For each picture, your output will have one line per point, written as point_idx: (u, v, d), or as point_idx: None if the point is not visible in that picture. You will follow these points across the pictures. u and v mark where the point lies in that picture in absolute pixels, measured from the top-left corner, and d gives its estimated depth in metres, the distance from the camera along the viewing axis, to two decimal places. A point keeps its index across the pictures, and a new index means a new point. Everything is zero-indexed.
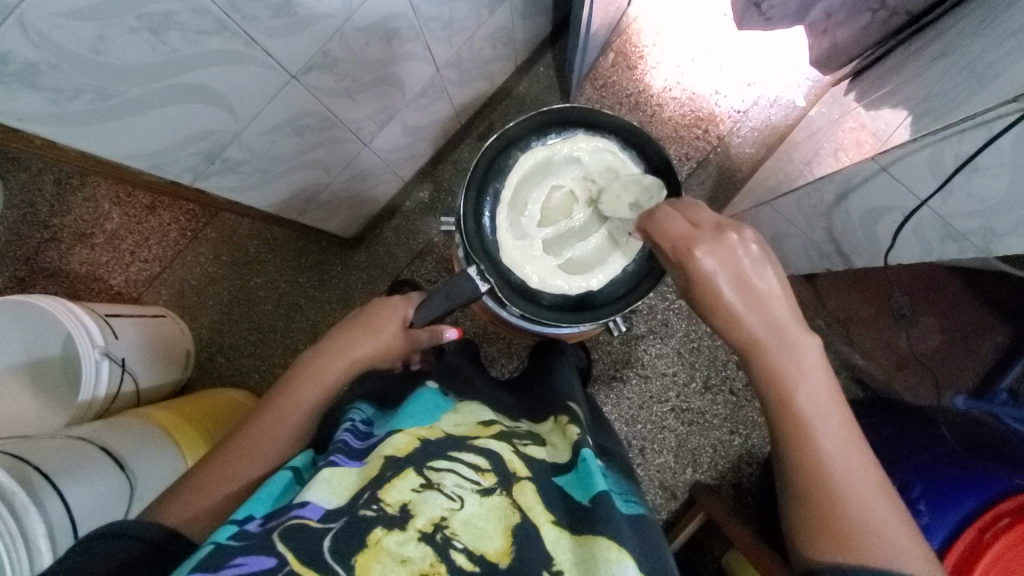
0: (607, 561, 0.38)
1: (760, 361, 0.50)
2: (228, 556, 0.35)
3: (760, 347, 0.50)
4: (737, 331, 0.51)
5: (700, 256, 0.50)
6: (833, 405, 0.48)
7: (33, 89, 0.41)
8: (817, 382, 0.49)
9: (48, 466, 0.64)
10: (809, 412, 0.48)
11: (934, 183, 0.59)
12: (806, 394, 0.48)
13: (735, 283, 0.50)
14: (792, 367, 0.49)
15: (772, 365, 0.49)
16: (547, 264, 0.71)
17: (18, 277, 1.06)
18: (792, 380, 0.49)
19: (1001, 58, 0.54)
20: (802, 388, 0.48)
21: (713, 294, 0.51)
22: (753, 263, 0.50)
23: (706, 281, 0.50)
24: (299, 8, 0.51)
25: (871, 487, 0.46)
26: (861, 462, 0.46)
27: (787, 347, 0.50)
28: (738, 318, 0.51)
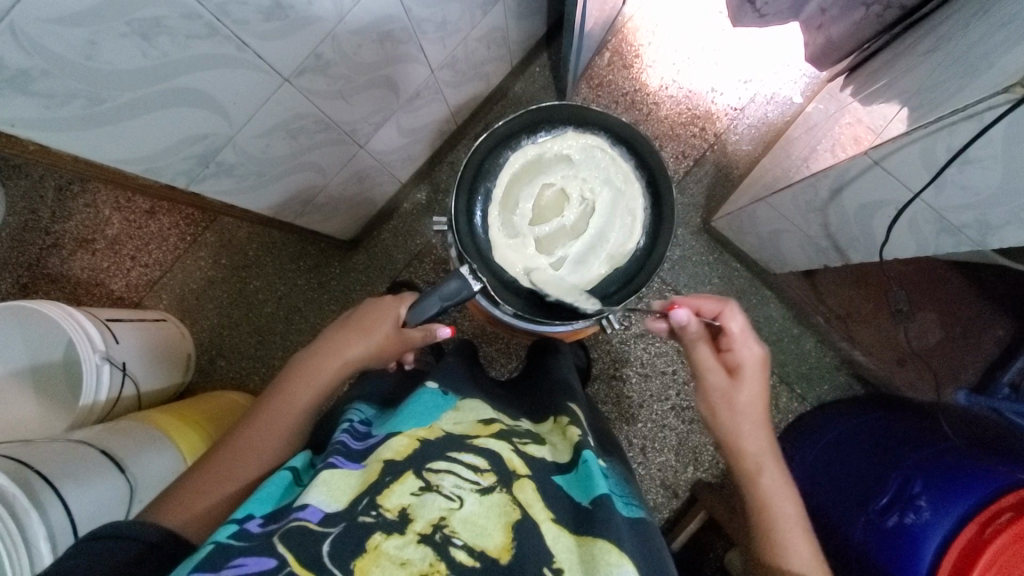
0: (607, 563, 0.38)
1: (752, 481, 0.58)
2: (229, 557, 0.35)
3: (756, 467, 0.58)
4: (742, 451, 0.59)
5: (758, 359, 0.61)
6: (802, 526, 0.55)
7: (27, 95, 0.42)
8: (786, 503, 0.56)
9: (47, 469, 0.64)
10: (788, 537, 0.54)
11: (926, 175, 0.58)
12: (786, 520, 0.55)
13: (750, 392, 0.60)
14: (778, 491, 0.57)
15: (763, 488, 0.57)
16: (540, 263, 0.71)
17: (20, 283, 1.07)
18: (779, 505, 0.56)
19: (994, 47, 0.53)
20: (785, 513, 0.56)
21: (742, 403, 0.60)
22: (762, 377, 0.61)
23: (739, 372, 0.61)
24: (290, 11, 0.51)
25: None
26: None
27: (778, 470, 0.58)
28: (753, 433, 0.59)
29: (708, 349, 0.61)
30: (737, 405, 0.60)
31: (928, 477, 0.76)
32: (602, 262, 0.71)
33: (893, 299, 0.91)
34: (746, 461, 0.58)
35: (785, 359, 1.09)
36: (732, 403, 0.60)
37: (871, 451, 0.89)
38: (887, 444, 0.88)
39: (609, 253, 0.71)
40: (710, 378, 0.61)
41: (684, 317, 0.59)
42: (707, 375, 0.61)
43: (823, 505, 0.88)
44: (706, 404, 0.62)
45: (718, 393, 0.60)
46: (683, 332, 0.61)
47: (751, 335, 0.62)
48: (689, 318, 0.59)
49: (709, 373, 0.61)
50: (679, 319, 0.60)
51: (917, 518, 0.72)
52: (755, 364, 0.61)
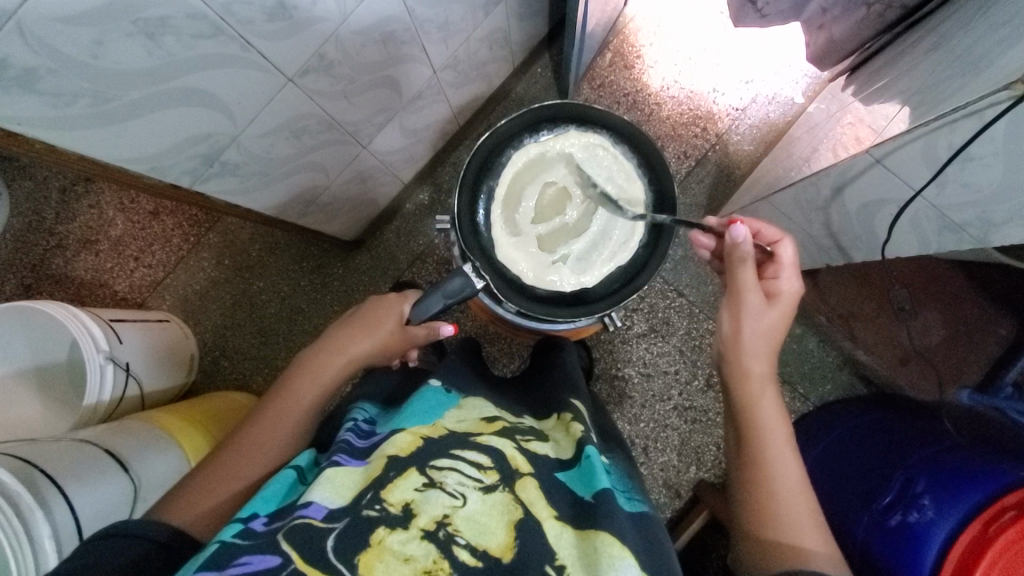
0: (610, 556, 0.38)
1: (750, 399, 0.58)
2: (234, 553, 0.35)
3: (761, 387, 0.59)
4: (750, 372, 0.59)
5: (795, 292, 0.62)
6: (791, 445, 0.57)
7: (34, 94, 0.42)
8: (779, 423, 0.57)
9: (53, 469, 0.64)
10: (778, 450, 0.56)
11: (927, 174, 0.59)
12: (776, 438, 0.57)
13: (777, 319, 0.61)
14: (776, 412, 0.58)
15: (764, 407, 0.58)
16: (543, 261, 0.72)
17: (25, 284, 1.07)
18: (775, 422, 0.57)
19: (995, 45, 0.53)
20: (774, 428, 0.57)
21: (768, 323, 0.60)
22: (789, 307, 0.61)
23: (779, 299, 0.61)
24: (294, 12, 0.52)
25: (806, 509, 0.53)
26: (811, 511, 0.53)
27: (775, 394, 0.60)
28: (766, 357, 0.60)
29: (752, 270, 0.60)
30: (763, 325, 0.60)
31: (930, 476, 0.76)
32: (604, 259, 0.72)
33: (894, 297, 0.92)
34: (753, 380, 0.59)
35: (787, 359, 1.09)
36: (760, 324, 0.60)
37: (874, 451, 0.89)
38: (891, 444, 0.88)
39: (610, 250, 0.72)
40: (746, 290, 0.59)
41: (742, 234, 0.58)
42: (747, 295, 0.59)
43: (825, 504, 0.88)
44: (731, 314, 0.61)
45: (753, 310, 0.59)
46: (732, 249, 0.59)
47: (795, 269, 0.62)
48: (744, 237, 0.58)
49: (748, 288, 0.59)
50: (737, 235, 0.58)
51: (921, 517, 0.72)
52: (789, 292, 0.61)
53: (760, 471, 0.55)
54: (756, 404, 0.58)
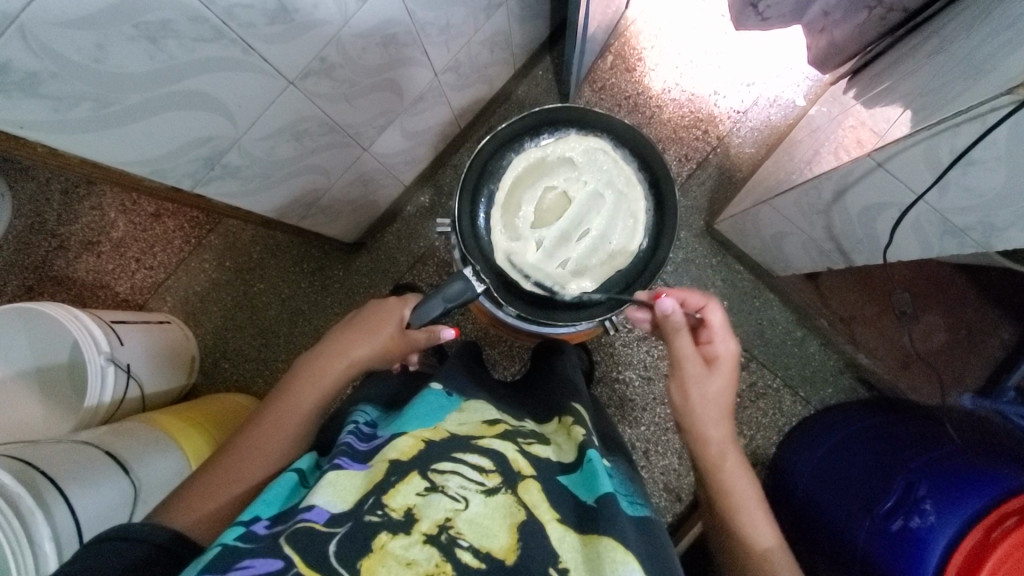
0: (613, 561, 0.38)
1: (714, 467, 0.59)
2: (236, 557, 0.35)
3: (722, 459, 0.59)
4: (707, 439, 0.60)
5: (731, 355, 0.61)
6: (762, 506, 0.58)
7: (36, 98, 0.42)
8: (746, 485, 0.58)
9: (53, 470, 0.64)
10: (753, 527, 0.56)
11: (929, 178, 0.59)
12: (750, 513, 0.57)
13: (724, 385, 0.61)
14: (742, 482, 0.58)
15: (730, 481, 0.58)
16: (543, 266, 0.71)
17: (26, 285, 1.07)
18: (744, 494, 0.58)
19: (996, 50, 0.53)
20: (741, 492, 0.58)
21: (711, 390, 0.60)
22: (733, 369, 0.61)
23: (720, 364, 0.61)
24: (295, 15, 0.52)
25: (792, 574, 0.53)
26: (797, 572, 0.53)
27: (738, 455, 0.60)
28: (720, 427, 0.60)
29: (688, 338, 0.61)
30: (710, 396, 0.60)
31: (932, 480, 0.76)
32: (602, 266, 0.72)
33: (896, 301, 0.92)
34: (715, 454, 0.60)
35: (788, 362, 1.09)
36: (706, 392, 0.60)
37: (875, 454, 0.88)
38: (893, 448, 0.87)
39: (609, 256, 0.72)
40: (685, 361, 0.60)
41: (669, 305, 0.60)
42: (686, 366, 0.60)
43: (827, 507, 0.88)
44: (679, 392, 0.62)
45: (695, 383, 0.60)
46: (665, 322, 0.61)
47: (728, 329, 0.62)
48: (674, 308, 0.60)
49: (686, 356, 0.60)
50: (664, 307, 0.60)
51: (923, 522, 0.72)
52: (728, 359, 0.61)
53: (745, 557, 0.55)
54: (723, 482, 0.58)
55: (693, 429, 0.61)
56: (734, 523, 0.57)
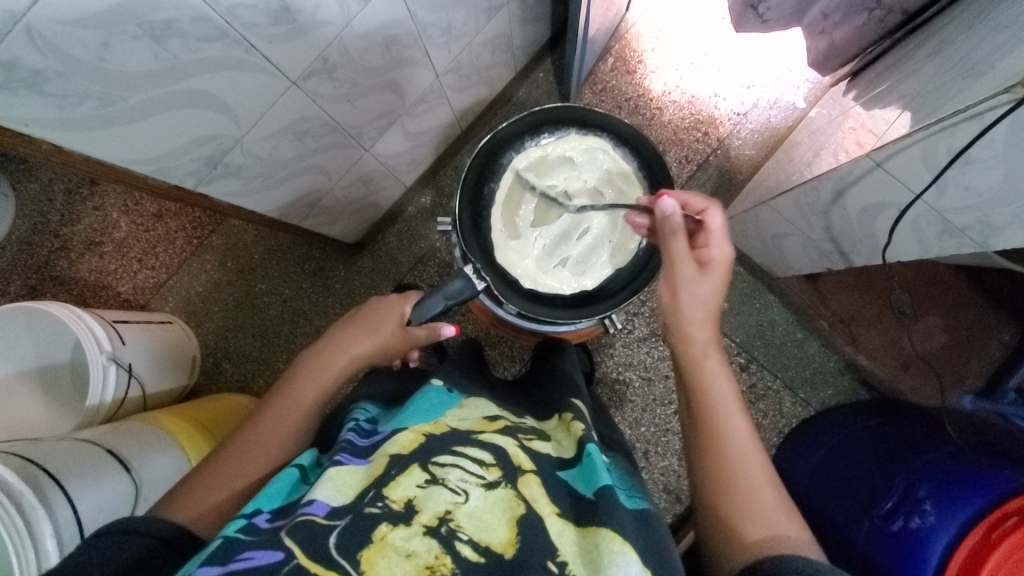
0: (610, 552, 0.39)
1: (696, 366, 0.57)
2: (237, 549, 0.36)
3: (715, 389, 0.56)
4: (691, 340, 0.58)
5: (727, 260, 0.60)
6: (741, 412, 0.55)
7: (41, 96, 0.43)
8: (727, 390, 0.56)
9: (55, 468, 0.64)
10: (740, 456, 0.51)
11: (927, 177, 0.59)
12: (739, 443, 0.52)
13: (716, 288, 0.59)
14: (732, 411, 0.55)
15: (723, 409, 0.55)
16: (543, 265, 0.72)
17: (29, 285, 1.08)
18: (733, 423, 0.54)
19: (993, 52, 0.54)
20: (719, 393, 0.56)
21: (702, 295, 0.59)
22: (724, 274, 0.60)
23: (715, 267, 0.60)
24: (298, 15, 0.52)
25: (761, 482, 0.50)
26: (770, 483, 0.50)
27: (721, 361, 0.58)
28: (711, 347, 0.59)
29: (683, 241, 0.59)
30: (703, 311, 0.59)
31: (932, 480, 0.76)
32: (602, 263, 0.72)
33: (896, 301, 0.90)
34: (703, 380, 0.57)
35: (788, 363, 1.09)
36: (696, 291, 0.58)
37: (875, 456, 0.89)
38: (892, 449, 0.87)
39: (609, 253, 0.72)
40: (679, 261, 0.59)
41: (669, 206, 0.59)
42: (679, 266, 0.58)
43: (826, 507, 0.88)
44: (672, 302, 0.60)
45: (692, 284, 0.58)
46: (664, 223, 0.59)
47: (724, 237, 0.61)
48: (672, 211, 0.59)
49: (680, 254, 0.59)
50: (665, 207, 0.59)
51: (923, 522, 0.72)
52: (717, 267, 0.60)
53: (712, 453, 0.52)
54: (713, 407, 0.55)
55: (687, 346, 0.58)
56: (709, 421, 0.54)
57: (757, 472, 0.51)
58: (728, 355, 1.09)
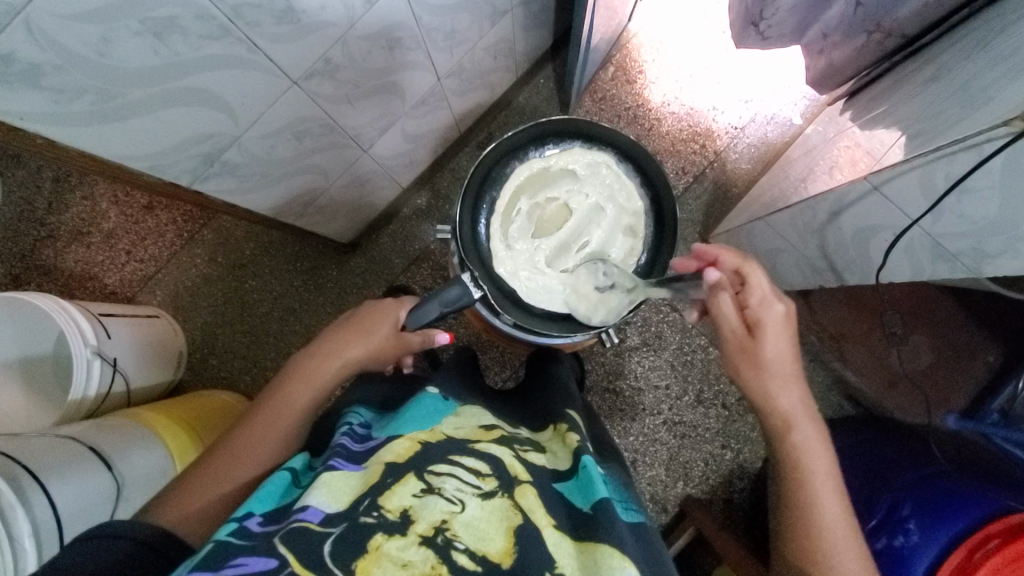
0: (610, 566, 0.38)
1: (783, 431, 0.54)
2: (227, 557, 0.35)
3: (807, 465, 0.53)
4: (774, 406, 0.54)
5: (784, 316, 0.54)
6: (836, 483, 0.53)
7: (37, 90, 0.42)
8: (817, 458, 0.53)
9: (35, 465, 0.63)
10: (834, 547, 0.50)
11: (924, 204, 0.60)
12: (834, 526, 0.50)
13: (782, 351, 0.54)
14: (825, 492, 0.52)
15: (816, 492, 0.52)
16: (603, 297, 0.69)
17: (13, 273, 1.06)
18: (825, 508, 0.51)
19: (991, 82, 0.55)
20: (812, 462, 0.53)
21: (771, 365, 0.54)
22: (787, 333, 0.54)
23: (775, 327, 0.54)
24: (302, 16, 0.52)
25: (855, 563, 0.49)
26: (860, 558, 0.50)
27: (812, 424, 0.54)
28: (800, 417, 0.54)
29: (732, 305, 0.55)
30: (781, 377, 0.54)
31: (916, 500, 0.77)
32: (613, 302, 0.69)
33: (885, 321, 0.93)
34: (797, 453, 0.53)
35: None
36: (758, 359, 0.54)
37: (862, 472, 0.89)
38: (876, 468, 0.88)
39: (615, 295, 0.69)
40: (727, 337, 0.56)
41: (714, 277, 0.56)
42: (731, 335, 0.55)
43: None
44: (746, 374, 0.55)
45: (747, 351, 0.54)
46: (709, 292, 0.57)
47: (774, 291, 0.55)
48: (719, 280, 0.56)
49: (726, 326, 0.56)
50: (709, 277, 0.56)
51: (906, 541, 0.73)
52: (778, 330, 0.54)
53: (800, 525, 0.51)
54: (806, 490, 0.52)
55: (774, 415, 0.55)
56: (800, 492, 0.52)
57: (852, 563, 0.49)
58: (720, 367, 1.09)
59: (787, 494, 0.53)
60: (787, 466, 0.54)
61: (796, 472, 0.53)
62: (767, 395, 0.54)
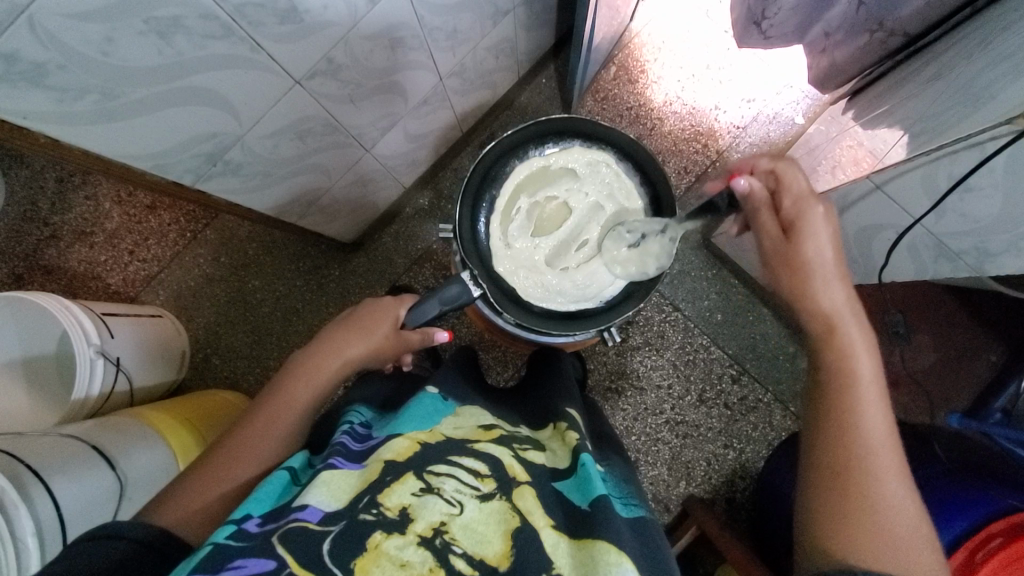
0: (608, 563, 0.38)
1: (829, 334, 0.54)
2: (227, 557, 0.35)
3: (854, 371, 0.52)
4: (819, 305, 0.55)
5: (822, 215, 0.55)
6: (880, 388, 0.52)
7: (41, 89, 0.42)
8: (865, 360, 0.53)
9: (39, 464, 0.63)
10: (870, 450, 0.49)
11: (927, 204, 0.61)
12: (874, 430, 0.50)
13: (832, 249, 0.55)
14: (869, 396, 0.52)
15: (861, 399, 0.51)
16: (641, 249, 0.70)
17: (16, 273, 1.06)
18: (868, 411, 0.51)
19: (994, 80, 0.55)
20: (859, 364, 0.53)
21: (812, 263, 0.55)
22: (831, 234, 0.55)
23: (820, 225, 0.55)
24: (305, 16, 0.52)
25: (891, 470, 0.49)
26: (898, 464, 0.50)
27: (859, 328, 0.54)
28: (848, 318, 0.54)
29: (769, 213, 0.57)
30: (827, 277, 0.55)
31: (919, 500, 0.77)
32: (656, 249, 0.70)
33: (891, 321, 0.97)
34: (846, 353, 0.53)
35: (778, 377, 1.09)
36: (799, 259, 0.55)
37: None
38: None
39: (654, 240, 0.70)
40: (766, 243, 0.57)
41: (745, 185, 0.57)
42: (766, 238, 0.57)
43: None
44: (785, 276, 0.57)
45: (782, 251, 0.56)
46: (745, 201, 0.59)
47: (812, 192, 0.56)
48: (749, 187, 0.58)
49: (764, 231, 0.58)
50: (739, 186, 0.58)
51: None
52: (821, 228, 0.55)
53: (843, 426, 0.51)
54: (851, 393, 0.52)
55: (820, 316, 0.55)
56: (845, 391, 0.52)
57: (889, 466, 0.49)
58: (722, 366, 1.09)
59: (830, 395, 0.52)
60: (833, 367, 0.53)
61: (841, 377, 0.53)
62: (813, 297, 0.55)
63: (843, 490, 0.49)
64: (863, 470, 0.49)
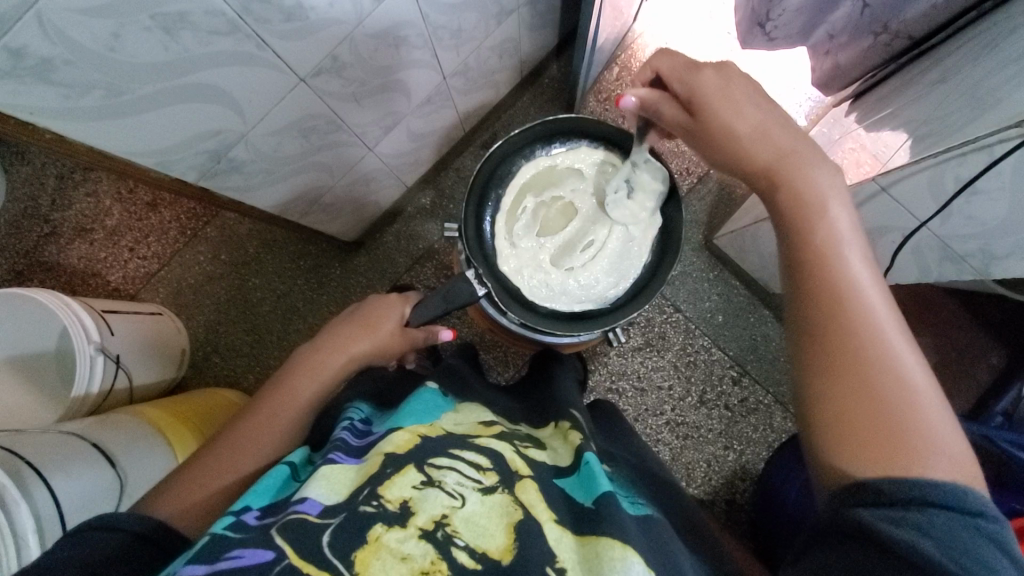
0: (611, 560, 0.38)
1: (798, 194, 0.50)
2: (225, 548, 0.35)
3: (832, 231, 0.48)
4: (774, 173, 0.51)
5: (712, 75, 0.54)
6: (864, 247, 0.48)
7: (47, 84, 0.42)
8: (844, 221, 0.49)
9: (38, 460, 0.63)
10: (865, 304, 0.45)
11: (933, 206, 0.62)
12: (862, 285, 0.46)
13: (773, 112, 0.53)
14: (851, 253, 0.47)
15: (843, 260, 0.47)
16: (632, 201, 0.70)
17: (16, 270, 1.06)
18: (854, 267, 0.47)
19: (1000, 84, 0.55)
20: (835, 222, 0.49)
21: (739, 126, 0.53)
22: (737, 88, 0.53)
23: (715, 89, 0.53)
24: (311, 13, 0.52)
25: (891, 325, 0.44)
26: (893, 316, 0.45)
27: (830, 184, 0.50)
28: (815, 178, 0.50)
29: (670, 106, 0.57)
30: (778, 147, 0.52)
31: None
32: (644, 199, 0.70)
33: None
34: (820, 217, 0.49)
35: (778, 380, 1.09)
36: (723, 125, 0.53)
37: None
38: None
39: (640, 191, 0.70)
40: (684, 131, 0.57)
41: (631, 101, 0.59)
42: (679, 131, 0.58)
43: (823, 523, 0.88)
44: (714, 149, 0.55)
45: (693, 129, 0.56)
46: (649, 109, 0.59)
47: (691, 61, 0.55)
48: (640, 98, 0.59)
49: (678, 125, 0.57)
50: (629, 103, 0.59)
51: None
52: (715, 89, 0.53)
53: (827, 285, 0.46)
54: (834, 253, 0.47)
55: (790, 181, 0.51)
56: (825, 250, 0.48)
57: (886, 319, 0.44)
58: (722, 368, 1.09)
59: (808, 258, 0.48)
60: (808, 228, 0.49)
61: (808, 247, 0.48)
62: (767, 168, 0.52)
63: (840, 357, 0.44)
64: (856, 344, 0.43)
